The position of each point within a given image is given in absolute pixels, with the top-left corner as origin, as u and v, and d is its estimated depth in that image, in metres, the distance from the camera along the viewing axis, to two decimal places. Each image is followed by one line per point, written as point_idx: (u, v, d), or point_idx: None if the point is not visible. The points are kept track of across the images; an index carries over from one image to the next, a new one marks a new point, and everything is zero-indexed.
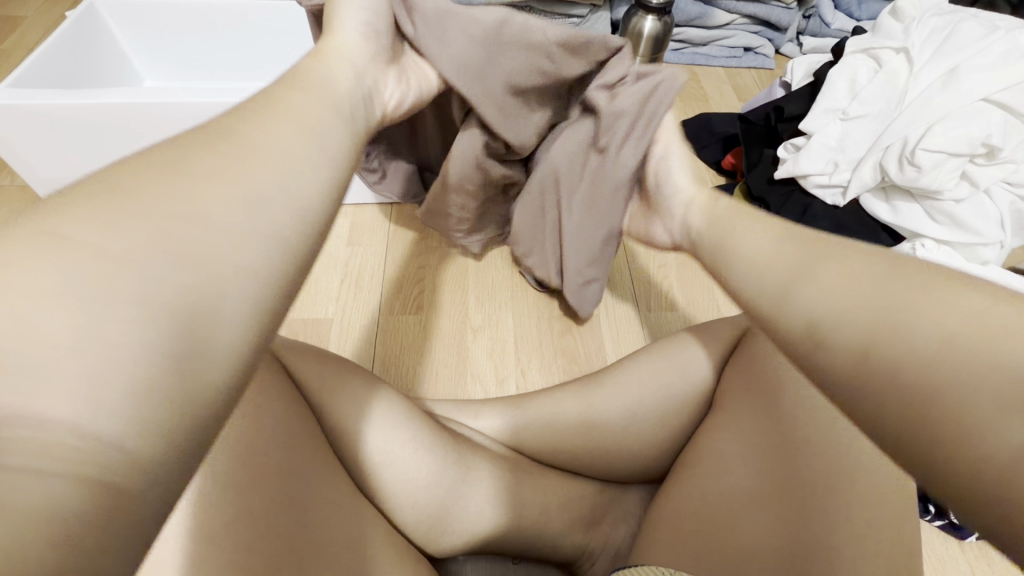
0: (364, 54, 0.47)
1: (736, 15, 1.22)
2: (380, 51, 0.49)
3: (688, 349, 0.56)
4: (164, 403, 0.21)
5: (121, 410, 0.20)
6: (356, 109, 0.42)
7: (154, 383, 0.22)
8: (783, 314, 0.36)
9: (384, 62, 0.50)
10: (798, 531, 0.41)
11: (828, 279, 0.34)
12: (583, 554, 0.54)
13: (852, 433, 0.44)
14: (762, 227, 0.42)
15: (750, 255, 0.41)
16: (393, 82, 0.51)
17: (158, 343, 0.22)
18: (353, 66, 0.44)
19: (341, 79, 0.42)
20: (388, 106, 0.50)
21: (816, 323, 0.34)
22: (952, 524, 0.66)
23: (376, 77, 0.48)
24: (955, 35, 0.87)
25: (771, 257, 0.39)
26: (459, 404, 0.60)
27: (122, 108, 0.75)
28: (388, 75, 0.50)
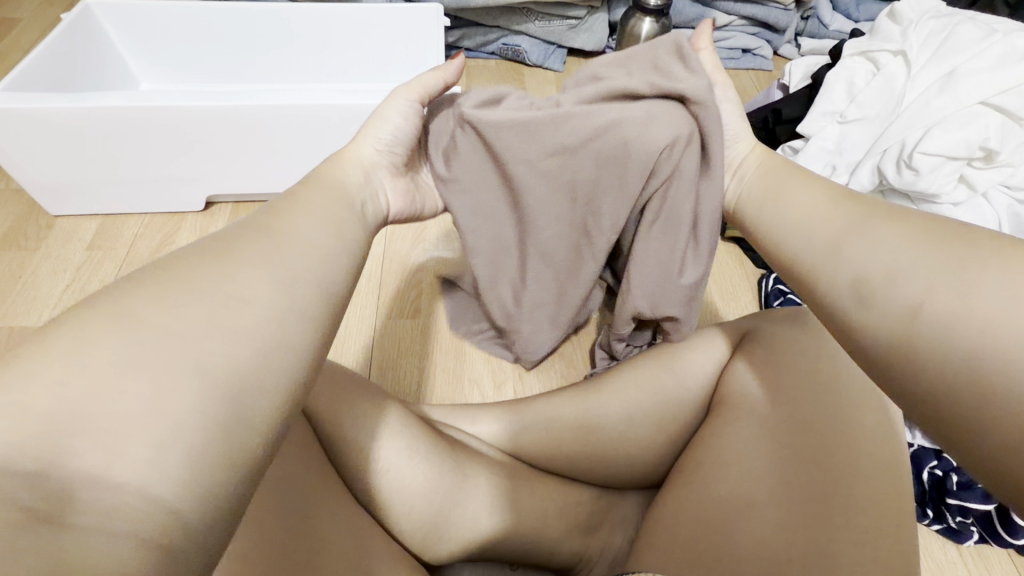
0: (380, 162, 0.49)
1: (735, 16, 1.22)
2: (397, 165, 0.50)
3: (687, 353, 0.56)
4: None
5: None
6: (368, 207, 0.44)
7: None
8: (830, 279, 0.39)
9: (392, 170, 0.50)
10: (800, 537, 0.41)
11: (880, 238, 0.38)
12: (581, 559, 0.54)
13: (851, 440, 0.44)
14: (809, 190, 0.46)
15: (799, 214, 0.45)
16: (402, 187, 0.50)
17: None
18: (365, 170, 0.47)
19: (358, 185, 0.45)
20: (392, 207, 0.49)
21: (855, 297, 0.37)
22: (951, 529, 0.67)
23: (379, 180, 0.48)
24: (954, 38, 0.86)
25: (820, 216, 0.43)
26: (455, 409, 0.60)
27: (116, 111, 0.75)
28: (397, 184, 0.50)
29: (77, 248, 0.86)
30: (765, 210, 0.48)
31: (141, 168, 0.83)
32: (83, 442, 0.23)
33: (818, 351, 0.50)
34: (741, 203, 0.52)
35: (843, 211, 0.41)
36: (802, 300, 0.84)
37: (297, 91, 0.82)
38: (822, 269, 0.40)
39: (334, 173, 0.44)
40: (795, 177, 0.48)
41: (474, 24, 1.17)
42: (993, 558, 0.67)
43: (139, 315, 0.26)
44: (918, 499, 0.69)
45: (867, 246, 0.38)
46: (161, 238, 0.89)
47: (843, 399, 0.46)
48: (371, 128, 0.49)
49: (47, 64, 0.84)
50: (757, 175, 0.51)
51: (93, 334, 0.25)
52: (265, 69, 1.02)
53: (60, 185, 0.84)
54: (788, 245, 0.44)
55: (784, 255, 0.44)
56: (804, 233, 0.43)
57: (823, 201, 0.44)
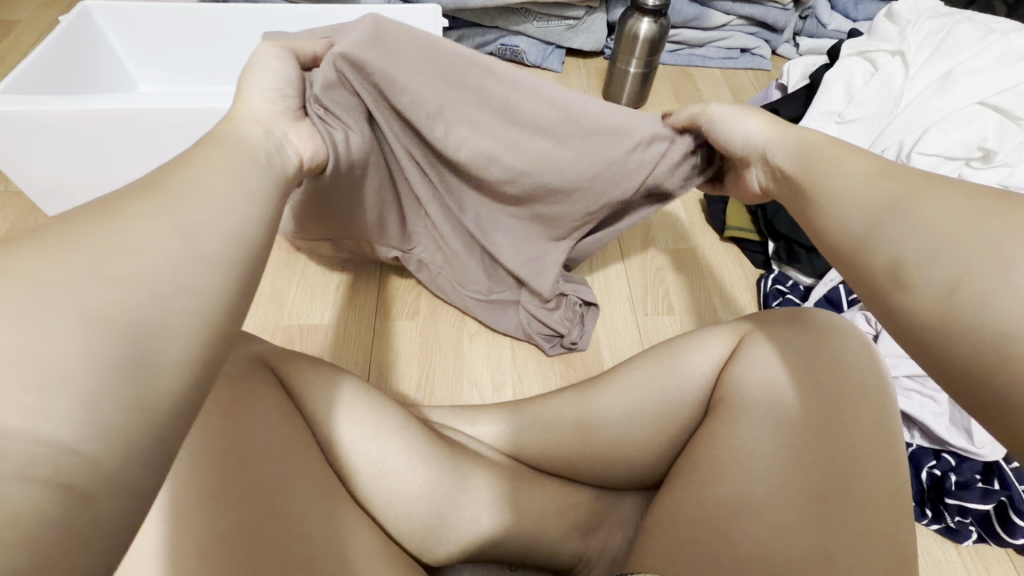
0: (269, 109, 0.50)
1: (733, 16, 1.22)
2: (290, 110, 0.52)
3: (688, 352, 0.56)
4: (95, 401, 0.22)
5: (49, 412, 0.21)
6: (272, 157, 0.44)
7: (83, 382, 0.22)
8: (863, 259, 0.38)
9: (289, 116, 0.52)
10: (795, 538, 0.41)
11: (919, 214, 0.35)
12: (580, 560, 0.54)
13: (849, 439, 0.44)
14: (850, 162, 0.42)
15: (842, 194, 0.41)
16: (302, 134, 0.53)
17: (83, 350, 0.23)
18: (259, 122, 0.47)
19: (257, 134, 0.45)
20: (302, 156, 0.51)
21: (881, 276, 0.36)
22: (950, 529, 0.67)
23: (282, 130, 0.49)
24: (951, 38, 0.87)
25: (854, 196, 0.40)
26: (455, 411, 0.60)
27: (112, 113, 0.74)
28: (296, 129, 0.52)
29: None
30: (812, 190, 0.44)
31: (141, 169, 0.84)
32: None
33: (815, 349, 0.50)
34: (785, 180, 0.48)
35: (874, 189, 0.39)
36: (801, 301, 0.85)
37: None
38: (851, 250, 0.39)
39: (232, 128, 0.44)
40: (832, 152, 0.44)
41: (472, 24, 1.17)
42: (992, 557, 0.67)
43: (70, 272, 0.24)
44: (917, 499, 0.69)
45: (890, 232, 0.36)
46: None
47: (841, 397, 0.46)
48: (251, 83, 0.51)
49: (46, 66, 0.83)
50: (789, 156, 0.48)
51: (37, 279, 0.23)
52: None
53: (59, 187, 0.84)
54: (828, 223, 0.41)
55: (825, 237, 0.42)
56: (843, 215, 0.40)
57: (858, 181, 0.40)
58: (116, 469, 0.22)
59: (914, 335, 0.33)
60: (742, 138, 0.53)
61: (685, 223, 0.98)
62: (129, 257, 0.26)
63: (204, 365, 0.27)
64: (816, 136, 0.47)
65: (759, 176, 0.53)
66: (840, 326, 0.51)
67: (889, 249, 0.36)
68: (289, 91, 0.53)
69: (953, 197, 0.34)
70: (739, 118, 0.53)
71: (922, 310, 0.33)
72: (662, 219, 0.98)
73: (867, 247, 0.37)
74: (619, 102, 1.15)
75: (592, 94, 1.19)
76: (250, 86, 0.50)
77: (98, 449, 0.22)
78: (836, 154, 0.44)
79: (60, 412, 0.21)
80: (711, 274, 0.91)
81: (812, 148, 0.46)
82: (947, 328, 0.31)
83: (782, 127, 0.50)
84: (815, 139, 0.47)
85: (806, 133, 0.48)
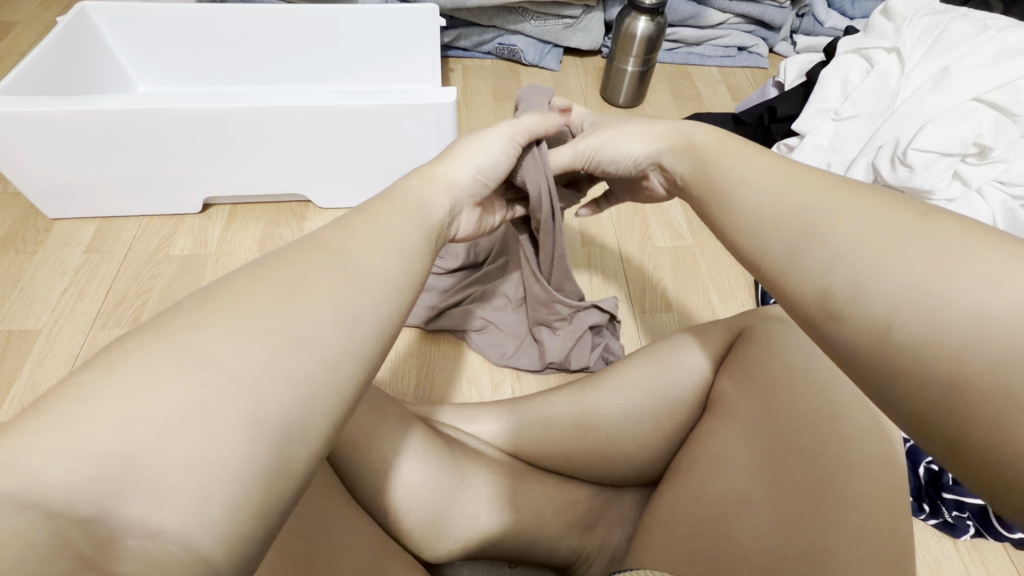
0: (466, 191, 0.47)
1: (730, 14, 1.23)
2: (478, 192, 0.49)
3: (683, 351, 0.57)
4: (234, 504, 0.22)
5: (199, 516, 0.21)
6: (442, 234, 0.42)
7: (227, 486, 0.22)
8: (792, 277, 0.33)
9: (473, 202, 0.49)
10: (796, 533, 0.41)
11: (842, 228, 0.31)
12: (579, 557, 0.54)
13: (846, 437, 0.44)
14: (758, 160, 0.40)
15: (760, 187, 0.37)
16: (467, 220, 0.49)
17: (239, 456, 0.23)
18: (453, 196, 0.45)
19: (441, 208, 0.43)
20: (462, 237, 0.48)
21: (811, 306, 0.31)
22: (947, 523, 0.67)
23: (459, 212, 0.47)
24: (947, 34, 0.86)
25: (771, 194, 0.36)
26: (456, 409, 0.60)
27: (115, 114, 0.75)
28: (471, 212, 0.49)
29: (75, 251, 0.86)
30: (715, 187, 0.41)
31: (143, 170, 0.84)
32: (115, 479, 0.20)
33: (804, 349, 0.50)
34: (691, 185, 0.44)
35: (796, 192, 0.35)
36: None
37: (291, 95, 0.80)
38: (771, 263, 0.35)
39: (406, 184, 0.43)
40: (736, 153, 0.41)
41: (470, 23, 1.17)
42: (988, 552, 0.67)
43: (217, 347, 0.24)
44: (913, 494, 0.69)
45: (821, 247, 0.32)
46: (161, 239, 0.89)
47: (835, 394, 0.47)
48: (468, 154, 0.48)
49: (45, 66, 0.84)
50: (682, 164, 0.46)
51: (185, 354, 0.24)
52: (261, 72, 1.03)
53: (59, 189, 0.84)
54: (743, 224, 0.37)
55: (724, 238, 0.39)
56: (778, 200, 0.36)
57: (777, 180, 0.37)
58: (231, 531, 0.22)
59: (841, 362, 0.30)
60: (634, 155, 0.51)
61: (682, 221, 0.98)
62: (245, 325, 0.26)
63: (320, 429, 0.26)
64: (708, 135, 0.45)
65: (660, 182, 0.51)
66: None
67: (815, 277, 0.31)
68: (491, 179, 0.51)
69: (894, 205, 0.31)
70: (612, 144, 0.52)
71: (857, 339, 0.29)
72: (659, 217, 0.98)
73: (793, 264, 0.33)
74: (616, 101, 1.15)
75: (590, 92, 1.19)
76: (458, 158, 0.48)
77: (214, 513, 0.21)
78: (743, 151, 0.41)
79: (206, 515, 0.21)
80: (708, 272, 0.91)
81: (720, 148, 0.43)
82: (874, 361, 0.28)
83: (662, 134, 0.49)
84: (711, 137, 0.44)
85: (701, 134, 0.46)
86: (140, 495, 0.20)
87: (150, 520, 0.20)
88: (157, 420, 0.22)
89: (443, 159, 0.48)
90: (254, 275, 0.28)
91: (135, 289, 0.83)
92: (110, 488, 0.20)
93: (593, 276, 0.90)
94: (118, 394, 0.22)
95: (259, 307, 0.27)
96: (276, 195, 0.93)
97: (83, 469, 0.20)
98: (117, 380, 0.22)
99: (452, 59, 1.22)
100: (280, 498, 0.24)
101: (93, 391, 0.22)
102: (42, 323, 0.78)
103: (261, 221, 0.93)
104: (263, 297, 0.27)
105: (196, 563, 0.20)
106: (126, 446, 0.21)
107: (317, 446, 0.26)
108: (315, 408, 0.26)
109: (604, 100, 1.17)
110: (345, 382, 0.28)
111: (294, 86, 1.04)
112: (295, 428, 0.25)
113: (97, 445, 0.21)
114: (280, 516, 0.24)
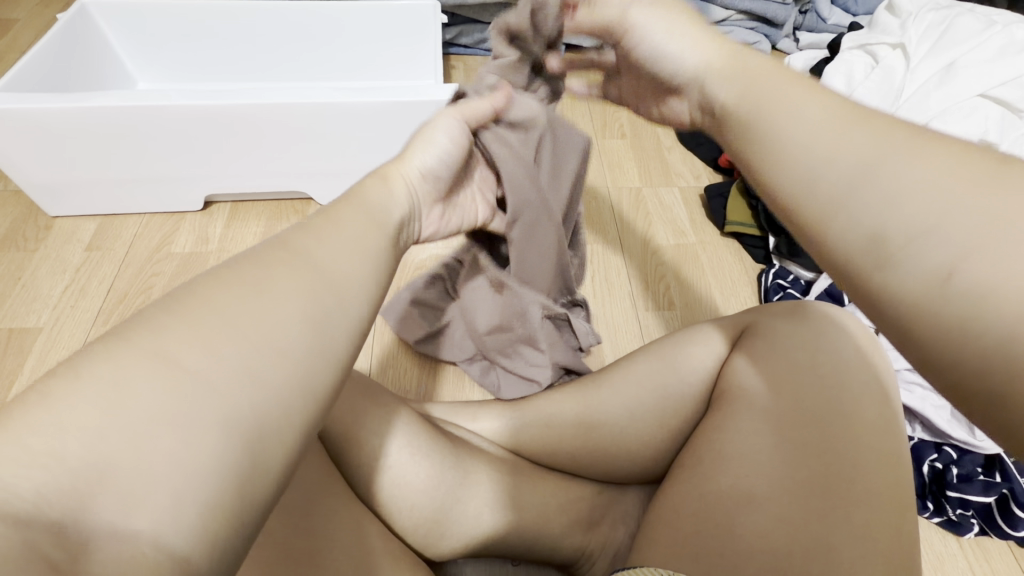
0: (422, 192, 0.46)
1: (733, 11, 1.23)
2: (437, 191, 0.48)
3: (689, 346, 0.56)
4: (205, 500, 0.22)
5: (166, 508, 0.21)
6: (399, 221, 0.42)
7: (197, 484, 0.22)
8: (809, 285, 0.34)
9: (431, 201, 0.47)
10: (805, 531, 0.40)
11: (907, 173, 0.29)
12: (583, 555, 0.54)
13: (852, 431, 0.44)
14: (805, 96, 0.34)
15: None
16: (437, 220, 0.48)
17: (210, 455, 0.23)
18: (408, 194, 0.45)
19: (401, 205, 0.43)
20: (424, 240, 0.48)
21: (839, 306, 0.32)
22: (952, 521, 0.67)
23: (420, 212, 0.47)
24: (953, 30, 0.86)
25: (824, 150, 0.32)
26: (457, 406, 0.60)
27: (115, 111, 0.75)
28: (434, 214, 0.48)
29: (76, 248, 0.86)
30: (756, 149, 0.35)
31: (146, 168, 0.84)
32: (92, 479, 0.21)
33: (809, 342, 0.50)
34: (724, 129, 0.38)
35: None
36: (802, 294, 0.85)
37: (294, 90, 0.80)
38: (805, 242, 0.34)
39: (361, 190, 0.42)
40: (784, 85, 0.35)
41: (472, 20, 1.17)
42: (993, 550, 0.67)
43: (191, 351, 0.25)
44: (918, 492, 0.69)
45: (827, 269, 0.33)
46: (162, 237, 0.89)
47: (841, 389, 0.46)
48: (416, 154, 0.47)
49: (46, 63, 0.84)
50: (729, 88, 0.37)
51: (156, 356, 0.24)
52: (264, 69, 1.02)
53: (58, 185, 0.84)
54: None
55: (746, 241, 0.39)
56: None
57: (822, 114, 0.33)
58: (203, 531, 0.22)
59: None
60: (678, 59, 0.40)
61: (685, 219, 0.98)
62: (221, 331, 0.26)
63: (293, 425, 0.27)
64: (762, 61, 0.37)
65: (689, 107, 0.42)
66: (839, 317, 0.52)
67: (868, 218, 0.30)
68: (445, 176, 0.48)
69: None
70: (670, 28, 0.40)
71: None
72: (661, 214, 0.98)
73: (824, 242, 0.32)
74: None
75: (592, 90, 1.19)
76: (407, 160, 0.46)
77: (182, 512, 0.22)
78: (788, 84, 0.35)
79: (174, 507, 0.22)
80: (712, 269, 0.91)
81: (759, 83, 0.36)
82: (920, 320, 0.28)
83: (728, 46, 0.38)
84: (761, 61, 0.37)
85: (756, 59, 0.37)
86: (112, 498, 0.21)
87: (121, 521, 0.21)
88: (120, 423, 0.22)
89: (394, 159, 0.47)
90: (240, 275, 0.29)
91: (137, 288, 0.82)
92: (72, 491, 0.20)
93: (596, 272, 0.89)
94: (88, 399, 0.22)
95: (235, 310, 0.27)
96: (278, 192, 0.93)
97: (45, 476, 0.20)
98: (88, 384, 0.23)
99: (453, 56, 1.22)
100: (256, 496, 0.25)
101: (65, 393, 0.22)
102: (44, 321, 0.78)
103: (263, 219, 0.93)
104: (239, 302, 0.28)
105: (171, 555, 0.21)
106: (96, 447, 0.21)
107: (292, 443, 0.27)
108: (292, 411, 0.27)
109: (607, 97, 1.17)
110: (314, 380, 0.28)
111: (297, 82, 1.03)
112: (263, 417, 0.25)
113: (61, 445, 0.21)
114: (256, 512, 0.25)
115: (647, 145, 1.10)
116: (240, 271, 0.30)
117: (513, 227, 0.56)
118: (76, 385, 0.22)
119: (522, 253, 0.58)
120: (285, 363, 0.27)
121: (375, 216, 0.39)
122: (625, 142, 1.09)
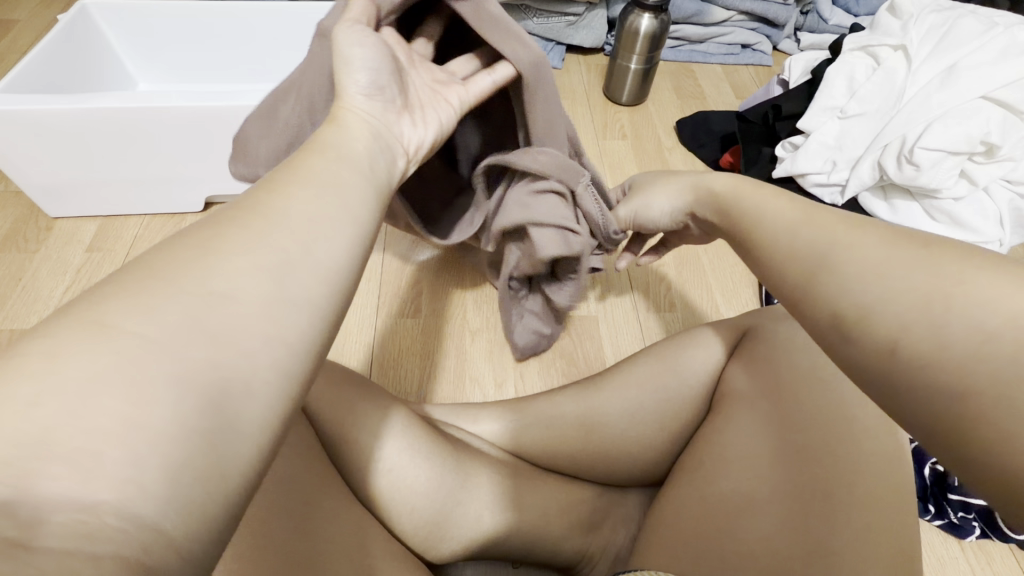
0: (375, 111, 0.43)
1: (734, 11, 1.23)
2: (393, 101, 0.45)
3: (688, 350, 0.57)
4: (199, 500, 0.21)
5: (156, 509, 0.20)
6: (375, 160, 0.39)
7: (186, 485, 0.21)
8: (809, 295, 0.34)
9: (395, 108, 0.45)
10: (807, 534, 0.40)
11: (863, 252, 0.33)
12: (584, 558, 0.54)
13: (856, 438, 0.44)
14: (772, 199, 0.43)
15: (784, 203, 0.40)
16: (410, 126, 0.46)
17: (205, 455, 0.22)
18: (370, 128, 0.41)
19: (359, 141, 0.39)
20: (411, 152, 0.46)
21: None
22: (953, 523, 0.67)
23: (390, 130, 0.44)
24: (954, 32, 0.85)
25: (792, 233, 0.38)
26: (456, 407, 0.60)
27: (114, 111, 0.74)
28: (404, 121, 0.46)
29: (77, 249, 0.86)
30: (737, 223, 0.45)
31: (147, 168, 0.84)
32: (87, 478, 0.19)
33: (812, 347, 0.50)
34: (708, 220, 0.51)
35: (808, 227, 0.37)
36: None
37: None
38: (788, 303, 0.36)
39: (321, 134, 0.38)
40: (753, 194, 0.45)
41: None
42: (994, 553, 0.67)
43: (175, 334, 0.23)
44: (919, 495, 0.69)
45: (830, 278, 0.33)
46: (162, 238, 0.89)
47: (844, 394, 0.46)
48: (342, 79, 0.43)
49: (46, 64, 0.84)
50: (710, 210, 0.50)
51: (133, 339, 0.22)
52: (265, 70, 1.02)
53: (58, 186, 0.84)
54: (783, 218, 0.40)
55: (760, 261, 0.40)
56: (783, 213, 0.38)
57: (795, 210, 0.40)
58: (198, 533, 0.21)
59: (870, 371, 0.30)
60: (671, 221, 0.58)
61: None
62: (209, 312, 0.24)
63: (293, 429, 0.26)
64: (729, 182, 0.49)
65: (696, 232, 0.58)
66: None
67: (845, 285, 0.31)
68: (388, 77, 0.45)
69: None
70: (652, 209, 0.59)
71: None
72: None
73: (806, 299, 0.34)
74: (620, 98, 1.14)
75: (592, 90, 1.18)
76: (344, 87, 0.43)
77: (171, 516, 0.21)
78: (757, 194, 0.45)
79: (164, 508, 0.20)
80: (712, 269, 0.91)
81: (743, 193, 0.46)
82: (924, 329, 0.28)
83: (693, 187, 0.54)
84: (729, 184, 0.49)
85: (723, 181, 0.49)
86: (71, 477, 0.19)
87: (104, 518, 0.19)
88: (99, 412, 0.20)
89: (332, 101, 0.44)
90: (220, 247, 0.27)
91: None
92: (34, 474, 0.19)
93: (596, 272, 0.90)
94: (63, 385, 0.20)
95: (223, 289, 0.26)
96: None
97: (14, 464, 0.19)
98: (59, 368, 0.21)
99: None
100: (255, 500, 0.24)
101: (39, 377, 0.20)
102: None
103: None
104: (224, 281, 0.26)
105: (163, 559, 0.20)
106: (76, 445, 0.20)
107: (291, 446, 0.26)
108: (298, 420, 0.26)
109: (607, 98, 1.16)
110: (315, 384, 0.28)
111: None
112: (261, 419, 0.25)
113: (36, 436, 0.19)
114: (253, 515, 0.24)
115: (647, 146, 1.09)
116: (220, 244, 0.27)
117: (461, 1, 0.51)
118: (48, 366, 0.21)
119: (495, 23, 0.52)
120: (287, 362, 0.26)
121: (348, 160, 0.36)
122: (626, 143, 1.08)
